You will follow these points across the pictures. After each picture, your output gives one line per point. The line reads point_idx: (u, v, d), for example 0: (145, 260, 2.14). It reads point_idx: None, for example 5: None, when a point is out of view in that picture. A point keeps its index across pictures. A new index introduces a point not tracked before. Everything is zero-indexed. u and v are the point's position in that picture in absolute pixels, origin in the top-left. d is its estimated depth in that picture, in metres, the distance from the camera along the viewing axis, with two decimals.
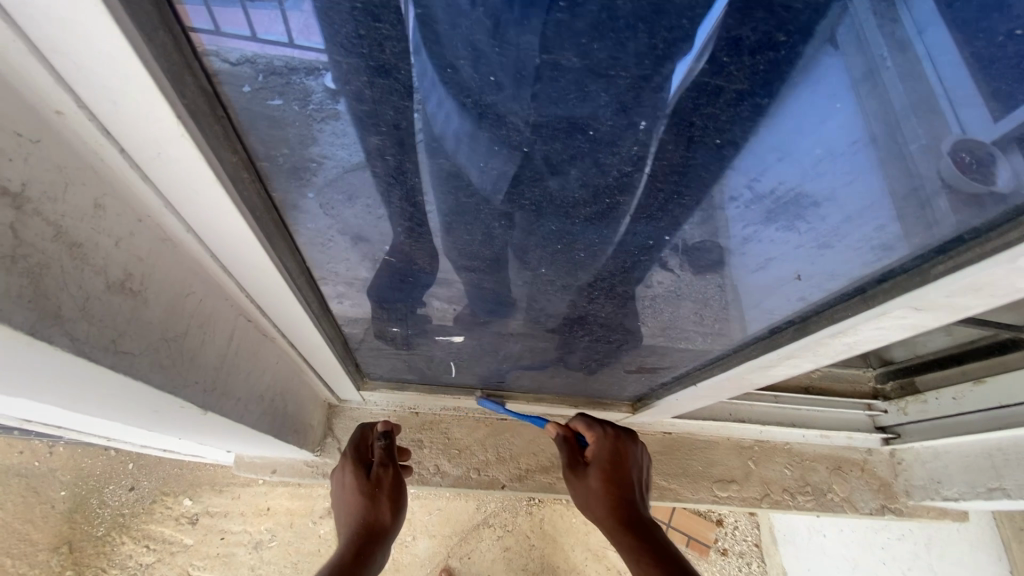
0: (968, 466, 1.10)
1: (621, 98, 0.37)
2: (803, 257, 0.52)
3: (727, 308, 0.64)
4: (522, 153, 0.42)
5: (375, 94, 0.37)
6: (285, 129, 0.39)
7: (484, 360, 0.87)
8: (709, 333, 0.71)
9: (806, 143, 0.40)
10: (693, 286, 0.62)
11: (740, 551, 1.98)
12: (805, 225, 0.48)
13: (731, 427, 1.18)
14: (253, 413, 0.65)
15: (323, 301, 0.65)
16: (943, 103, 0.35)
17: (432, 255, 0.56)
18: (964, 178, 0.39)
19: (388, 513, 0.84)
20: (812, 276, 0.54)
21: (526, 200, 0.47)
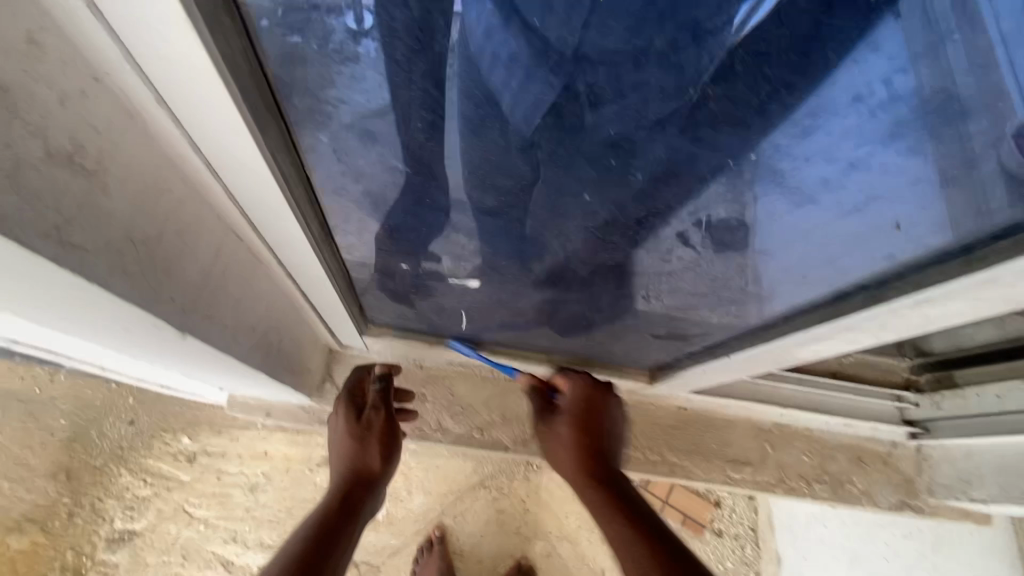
0: (1004, 468, 1.02)
1: None
2: (911, 198, 0.42)
3: (783, 264, 0.56)
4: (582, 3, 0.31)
5: None
6: (303, 68, 0.35)
7: (497, 311, 0.79)
8: (754, 294, 0.63)
9: (878, 104, 0.35)
10: (747, 241, 0.54)
11: (735, 533, 1.75)
12: (935, 148, 0.37)
13: (753, 408, 1.11)
14: (242, 345, 0.58)
15: (323, 222, 0.56)
16: (1012, 87, 0.31)
17: (449, 171, 0.47)
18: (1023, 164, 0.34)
19: (378, 459, 0.79)
20: (915, 225, 0.44)
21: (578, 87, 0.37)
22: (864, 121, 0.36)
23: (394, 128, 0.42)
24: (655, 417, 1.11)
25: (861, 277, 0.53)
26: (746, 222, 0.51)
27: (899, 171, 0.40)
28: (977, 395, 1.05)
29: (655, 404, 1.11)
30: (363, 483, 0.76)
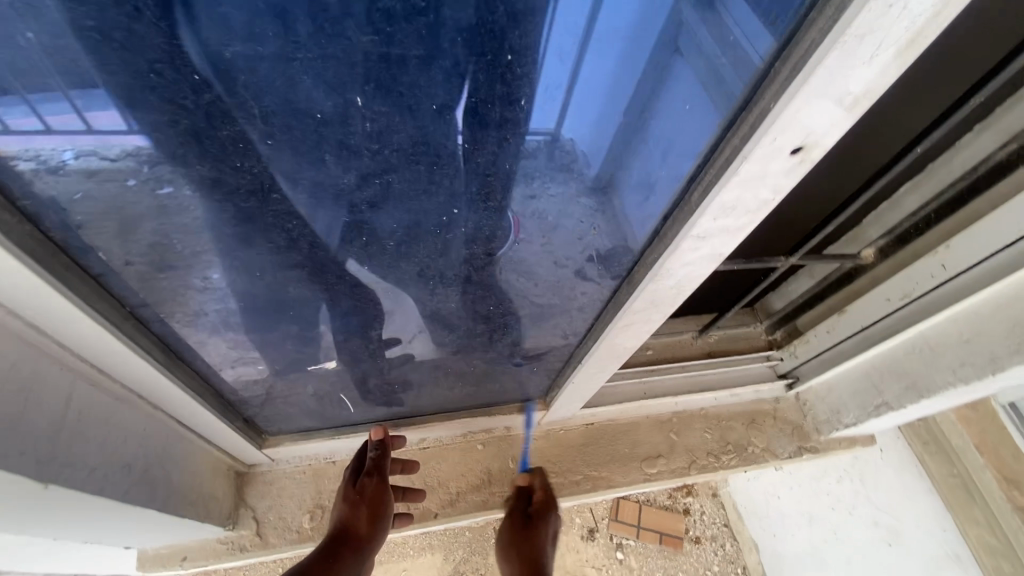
0: (855, 390, 1.20)
1: (325, 78, 0.38)
2: (619, 199, 0.56)
3: (531, 273, 0.67)
4: (272, 144, 0.42)
5: (294, 144, 0.43)
6: (175, 216, 0.46)
7: (372, 384, 0.87)
8: (547, 303, 0.75)
9: (674, 119, 0.47)
10: (525, 267, 0.66)
11: (712, 535, 1.89)
12: (629, 154, 0.51)
13: (648, 406, 1.22)
14: (115, 482, 0.61)
15: (167, 348, 0.60)
16: (804, 106, 0.39)
17: (250, 276, 0.55)
18: (784, 159, 0.45)
19: (365, 522, 0.86)
20: (618, 221, 0.59)
21: (301, 191, 0.47)
22: (609, 93, 0.45)
23: (301, 256, 0.53)
24: (566, 439, 1.19)
25: (598, 264, 0.66)
26: (507, 261, 0.63)
27: (657, 142, 0.49)
28: (815, 336, 1.22)
29: (562, 428, 1.20)
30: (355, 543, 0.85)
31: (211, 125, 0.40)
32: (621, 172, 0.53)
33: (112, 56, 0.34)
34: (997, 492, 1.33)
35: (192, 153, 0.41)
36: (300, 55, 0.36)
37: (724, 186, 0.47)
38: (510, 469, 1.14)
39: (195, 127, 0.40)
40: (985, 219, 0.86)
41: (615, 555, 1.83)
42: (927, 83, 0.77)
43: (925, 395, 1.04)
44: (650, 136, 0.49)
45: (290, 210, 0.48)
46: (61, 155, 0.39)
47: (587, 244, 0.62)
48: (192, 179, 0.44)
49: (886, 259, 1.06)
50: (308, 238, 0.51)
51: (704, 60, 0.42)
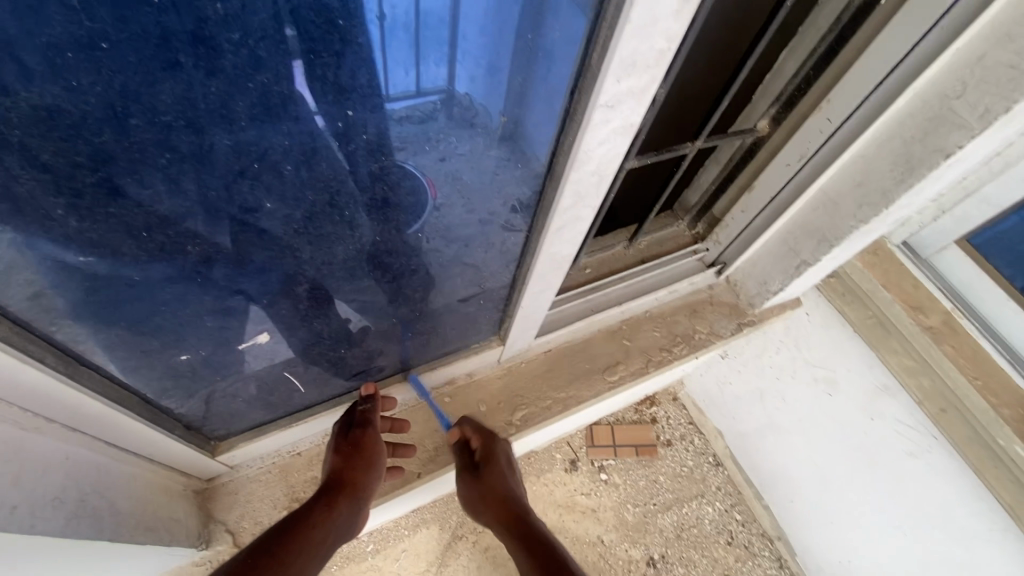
0: (776, 258, 1.28)
1: None
2: (517, 88, 0.54)
3: (456, 235, 0.73)
4: (107, 50, 0.33)
5: (139, 49, 0.33)
6: (17, 178, 0.37)
7: (318, 355, 0.82)
8: (481, 260, 0.81)
9: None
10: (443, 188, 0.62)
11: (680, 436, 2.02)
12: (516, 34, 0.49)
13: (597, 319, 1.26)
14: (47, 519, 0.55)
15: (64, 356, 0.52)
16: None
17: (139, 244, 0.45)
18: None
19: (360, 467, 0.82)
20: (522, 113, 0.57)
21: (166, 117, 0.38)
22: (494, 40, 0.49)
23: (205, 215, 0.46)
24: (528, 370, 1.21)
25: (520, 187, 0.68)
26: (419, 182, 0.59)
27: (552, 94, 0.55)
28: (732, 218, 1.29)
29: (522, 361, 1.21)
30: (349, 491, 0.80)
31: (16, 34, 0.30)
32: (514, 53, 0.51)
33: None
34: (906, 319, 1.49)
35: (7, 77, 0.32)
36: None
37: (621, 38, 0.46)
38: (481, 412, 1.15)
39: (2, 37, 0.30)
40: (854, 68, 0.93)
41: (600, 477, 1.91)
42: None
43: (835, 243, 1.13)
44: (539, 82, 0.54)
45: (159, 141, 0.39)
46: None
47: (507, 196, 0.68)
48: (17, 118, 0.34)
49: (778, 126, 1.12)
50: (193, 177, 0.43)
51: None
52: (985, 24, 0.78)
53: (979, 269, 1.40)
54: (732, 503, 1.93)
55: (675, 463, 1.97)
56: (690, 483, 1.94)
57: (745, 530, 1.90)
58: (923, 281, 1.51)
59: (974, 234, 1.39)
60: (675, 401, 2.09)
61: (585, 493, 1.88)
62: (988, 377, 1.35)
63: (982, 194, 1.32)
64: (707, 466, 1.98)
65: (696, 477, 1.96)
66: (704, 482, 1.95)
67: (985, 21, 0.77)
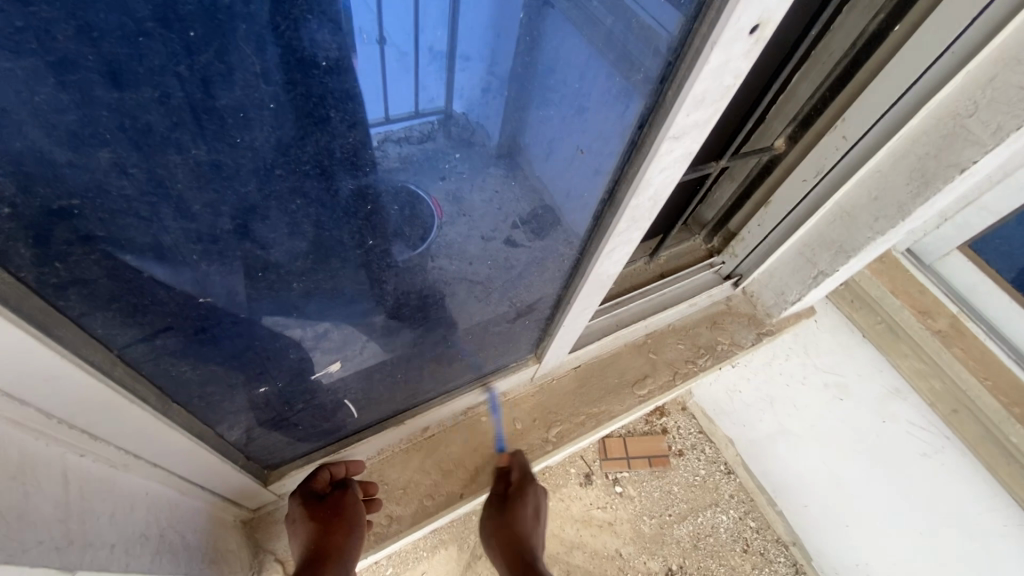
0: (793, 269, 1.33)
1: (328, 14, 0.33)
2: (582, 127, 0.58)
3: (462, 254, 0.67)
4: (272, 109, 0.36)
5: (296, 105, 0.37)
6: (170, 226, 0.39)
7: (376, 381, 0.84)
8: (492, 281, 0.77)
9: (641, 25, 0.48)
10: (493, 214, 0.65)
11: (692, 445, 1.92)
12: (592, 75, 0.52)
13: (623, 334, 1.29)
14: (137, 555, 0.55)
15: (162, 394, 0.53)
16: None
17: (255, 281, 0.47)
18: (744, 40, 0.48)
19: (341, 535, 0.83)
20: (591, 147, 0.60)
21: (305, 163, 0.41)
22: (491, 58, 0.46)
23: (315, 252, 0.49)
24: (560, 387, 1.23)
25: (565, 210, 0.70)
26: (476, 210, 0.62)
27: (562, 104, 0.54)
28: (749, 231, 1.34)
29: (554, 378, 1.23)
30: (330, 560, 0.80)
31: (203, 99, 0.33)
32: (593, 94, 0.54)
33: (93, 24, 0.28)
34: (916, 324, 1.53)
35: (187, 136, 0.34)
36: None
37: (698, 77, 0.49)
38: (518, 430, 1.16)
39: (191, 102, 0.33)
40: (867, 89, 0.99)
41: (615, 490, 1.77)
42: None
43: (852, 254, 1.18)
44: (581, 99, 0.54)
45: (295, 187, 0.42)
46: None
47: (508, 213, 0.66)
48: (180, 173, 0.36)
49: (795, 144, 1.17)
50: (313, 219, 0.46)
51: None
52: (992, 51, 0.84)
53: (981, 273, 1.47)
54: (745, 511, 1.84)
55: (687, 473, 1.86)
56: (704, 492, 1.83)
57: (759, 536, 1.82)
58: (927, 286, 1.56)
59: (975, 239, 1.46)
60: (684, 411, 1.98)
61: (601, 507, 1.74)
62: (998, 377, 1.40)
63: (981, 203, 1.39)
64: (719, 475, 1.89)
65: (709, 486, 1.85)
66: (717, 490, 1.85)
67: (993, 47, 0.83)
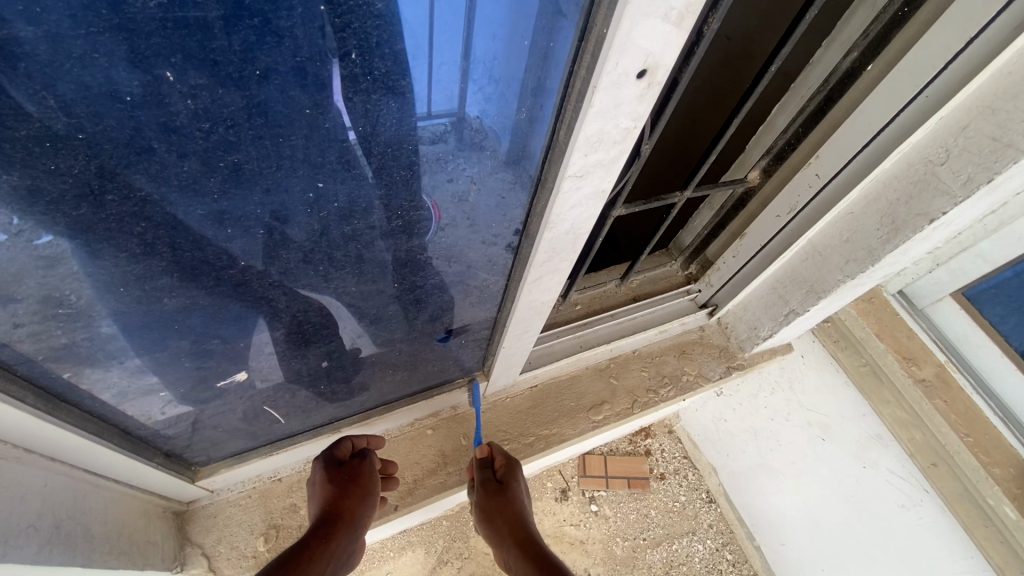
0: (766, 305, 1.28)
1: (119, 53, 0.33)
2: (532, 159, 0.57)
3: (463, 252, 0.69)
4: (81, 140, 0.37)
5: (110, 137, 0.37)
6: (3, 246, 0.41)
7: (299, 392, 0.84)
8: (451, 283, 0.75)
9: (554, 67, 0.47)
10: (489, 220, 0.65)
11: (675, 470, 1.82)
12: (528, 109, 0.51)
13: (585, 357, 1.26)
14: (19, 546, 0.57)
15: (43, 394, 0.56)
16: (620, 31, 0.41)
17: (117, 293, 0.49)
18: (627, 86, 0.46)
19: (357, 499, 0.84)
20: (524, 180, 0.59)
21: (140, 190, 0.42)
22: (499, 87, 0.49)
23: (181, 268, 0.50)
24: (513, 405, 1.22)
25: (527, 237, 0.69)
26: (447, 219, 0.62)
27: (505, 131, 0.53)
28: (725, 262, 1.30)
29: (508, 395, 1.22)
30: (345, 522, 0.80)
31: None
32: (508, 127, 0.53)
33: None
34: (899, 370, 1.48)
35: None
36: (80, 31, 0.32)
37: (585, 119, 0.48)
38: (463, 446, 1.15)
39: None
40: (841, 128, 0.95)
41: (590, 509, 1.72)
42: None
43: (822, 295, 1.14)
44: (521, 129, 0.53)
45: (134, 211, 0.43)
46: None
47: (513, 219, 0.65)
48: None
49: (770, 177, 1.13)
50: (167, 241, 0.46)
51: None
52: (966, 98, 0.80)
53: (974, 322, 1.39)
54: (723, 543, 1.73)
55: (668, 498, 1.77)
56: (683, 519, 1.74)
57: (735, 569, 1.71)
58: (917, 331, 1.51)
59: (969, 287, 1.39)
60: (670, 434, 1.87)
61: (574, 524, 1.69)
62: (979, 436, 1.35)
63: (978, 249, 1.31)
64: (699, 503, 1.78)
65: (688, 514, 1.76)
66: (696, 519, 1.75)
67: (966, 93, 0.79)
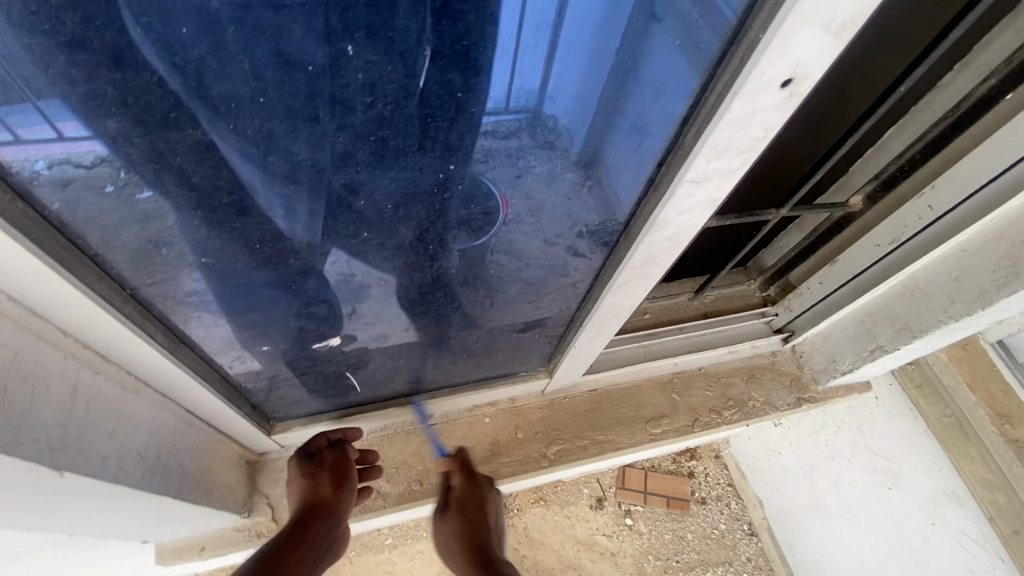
0: (850, 337, 1.22)
1: (315, 25, 0.36)
2: (614, 163, 0.57)
3: (521, 251, 0.70)
4: (263, 104, 0.40)
5: (286, 103, 0.41)
6: (172, 189, 0.44)
7: (379, 363, 0.87)
8: (535, 276, 0.76)
9: (676, 71, 0.46)
10: (547, 223, 0.66)
11: (716, 496, 1.77)
12: (630, 110, 0.51)
13: (649, 367, 1.24)
14: (128, 472, 0.62)
15: (171, 332, 0.60)
16: (780, 41, 0.40)
17: (251, 246, 0.53)
18: (772, 93, 0.45)
19: (330, 490, 0.89)
20: (608, 180, 0.59)
21: (297, 157, 0.45)
22: (582, 78, 0.48)
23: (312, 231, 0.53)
24: (571, 406, 1.21)
25: (588, 239, 0.69)
26: (513, 218, 0.63)
27: (621, 128, 0.54)
28: (808, 288, 1.23)
29: (567, 396, 1.21)
30: (323, 514, 0.87)
31: (196, 85, 0.38)
32: (623, 123, 0.53)
33: (95, 13, 0.33)
34: (988, 426, 1.37)
35: (183, 115, 0.39)
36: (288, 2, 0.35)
37: (717, 125, 0.47)
38: (518, 439, 1.16)
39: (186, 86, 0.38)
40: (964, 160, 0.88)
41: (625, 522, 1.67)
42: (908, 17, 0.76)
43: (917, 334, 1.07)
44: (627, 127, 0.53)
45: (289, 174, 0.47)
46: (33, 166, 0.38)
47: (576, 221, 0.65)
48: (179, 147, 0.42)
49: (874, 206, 1.07)
50: (307, 206, 0.50)
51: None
52: None
53: None
54: None
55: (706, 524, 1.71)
56: (720, 548, 1.68)
57: None
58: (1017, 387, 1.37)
59: None
60: (716, 459, 1.82)
61: (607, 535, 1.65)
62: None
63: None
64: (739, 534, 1.71)
65: (726, 543, 1.70)
66: (734, 550, 1.68)
67: None
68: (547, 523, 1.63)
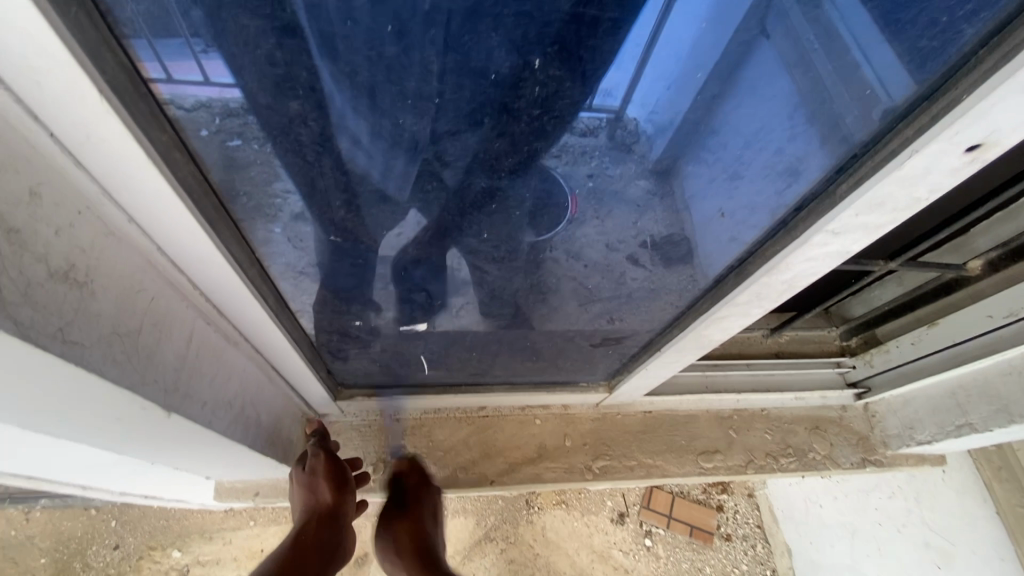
0: (934, 407, 1.13)
1: (511, 36, 0.39)
2: (720, 193, 0.56)
3: (582, 256, 0.67)
4: (435, 103, 0.43)
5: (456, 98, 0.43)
6: (337, 168, 0.48)
7: (453, 352, 0.89)
8: (600, 291, 0.75)
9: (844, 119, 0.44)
10: (613, 226, 0.62)
11: (742, 534, 1.70)
12: (758, 146, 0.49)
13: (709, 399, 1.19)
14: (220, 419, 0.65)
15: (279, 297, 0.64)
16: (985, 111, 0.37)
17: (377, 228, 0.57)
18: (954, 153, 0.41)
19: (330, 493, 0.90)
20: (735, 213, 0.57)
21: (449, 155, 0.48)
22: (687, 93, 0.46)
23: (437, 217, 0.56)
24: (624, 424, 1.19)
25: (650, 250, 0.66)
26: (588, 219, 0.61)
27: (724, 161, 0.52)
28: (897, 346, 1.15)
29: (622, 413, 1.19)
30: (328, 520, 0.89)
31: (382, 79, 0.40)
32: (764, 162, 0.51)
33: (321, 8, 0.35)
34: None
35: (360, 106, 0.43)
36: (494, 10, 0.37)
37: (879, 181, 0.44)
38: (565, 446, 1.15)
39: (370, 81, 0.41)
40: None
41: (643, 542, 1.62)
42: None
43: (1017, 419, 0.98)
44: (738, 167, 0.52)
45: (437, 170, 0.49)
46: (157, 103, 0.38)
47: (642, 230, 0.63)
48: (358, 138, 0.46)
49: (994, 273, 0.99)
50: (441, 202, 0.54)
51: (897, 41, 0.39)
52: None
53: None
54: None
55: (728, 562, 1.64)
56: None
57: None
58: None
59: None
60: (749, 497, 1.76)
61: (623, 550, 1.60)
62: None
63: None
64: None
65: None
66: None
67: None
68: (565, 527, 1.58)
